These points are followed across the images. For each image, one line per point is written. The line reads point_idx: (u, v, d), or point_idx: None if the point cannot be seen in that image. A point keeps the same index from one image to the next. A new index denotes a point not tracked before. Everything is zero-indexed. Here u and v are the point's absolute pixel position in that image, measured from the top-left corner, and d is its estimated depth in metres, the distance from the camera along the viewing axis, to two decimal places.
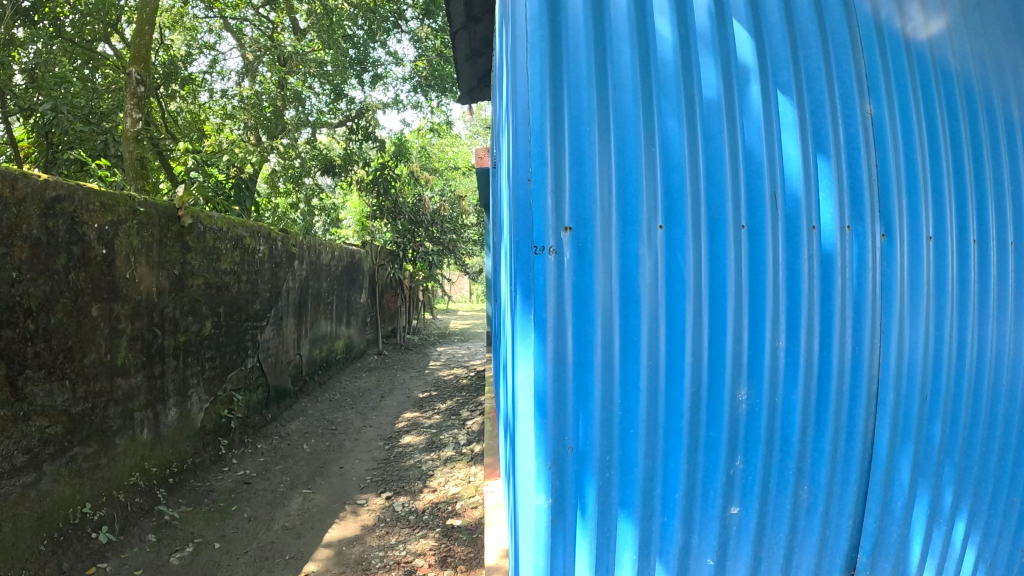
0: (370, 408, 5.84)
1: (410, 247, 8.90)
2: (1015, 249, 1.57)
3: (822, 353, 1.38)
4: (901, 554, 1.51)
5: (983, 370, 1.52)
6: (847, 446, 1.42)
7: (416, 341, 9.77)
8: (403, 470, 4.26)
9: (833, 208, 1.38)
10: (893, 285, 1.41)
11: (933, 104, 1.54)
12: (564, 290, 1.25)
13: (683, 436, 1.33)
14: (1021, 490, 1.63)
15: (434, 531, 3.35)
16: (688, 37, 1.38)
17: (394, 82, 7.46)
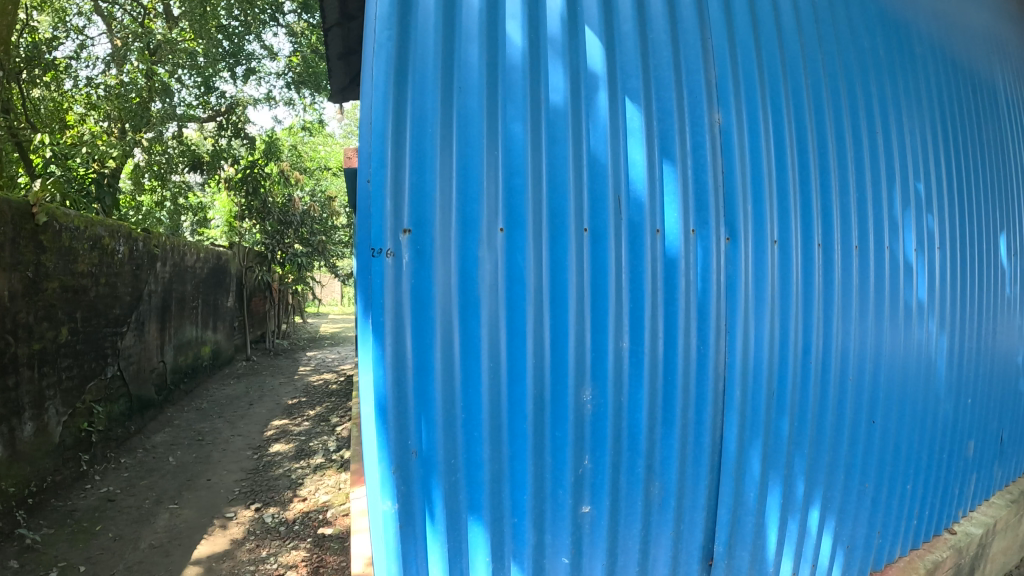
0: (238, 416, 5.60)
1: (279, 248, 8.79)
2: (858, 253, 1.78)
3: (666, 354, 1.44)
4: (757, 542, 1.61)
5: (831, 366, 1.71)
6: (696, 442, 1.50)
7: (284, 346, 9.44)
8: (273, 480, 4.12)
9: (678, 213, 1.45)
10: (737, 286, 1.51)
11: (783, 117, 1.65)
12: (403, 294, 1.25)
13: (528, 438, 1.33)
14: (871, 476, 1.87)
15: (305, 541, 3.26)
16: (539, 42, 1.40)
17: (267, 77, 7.19)
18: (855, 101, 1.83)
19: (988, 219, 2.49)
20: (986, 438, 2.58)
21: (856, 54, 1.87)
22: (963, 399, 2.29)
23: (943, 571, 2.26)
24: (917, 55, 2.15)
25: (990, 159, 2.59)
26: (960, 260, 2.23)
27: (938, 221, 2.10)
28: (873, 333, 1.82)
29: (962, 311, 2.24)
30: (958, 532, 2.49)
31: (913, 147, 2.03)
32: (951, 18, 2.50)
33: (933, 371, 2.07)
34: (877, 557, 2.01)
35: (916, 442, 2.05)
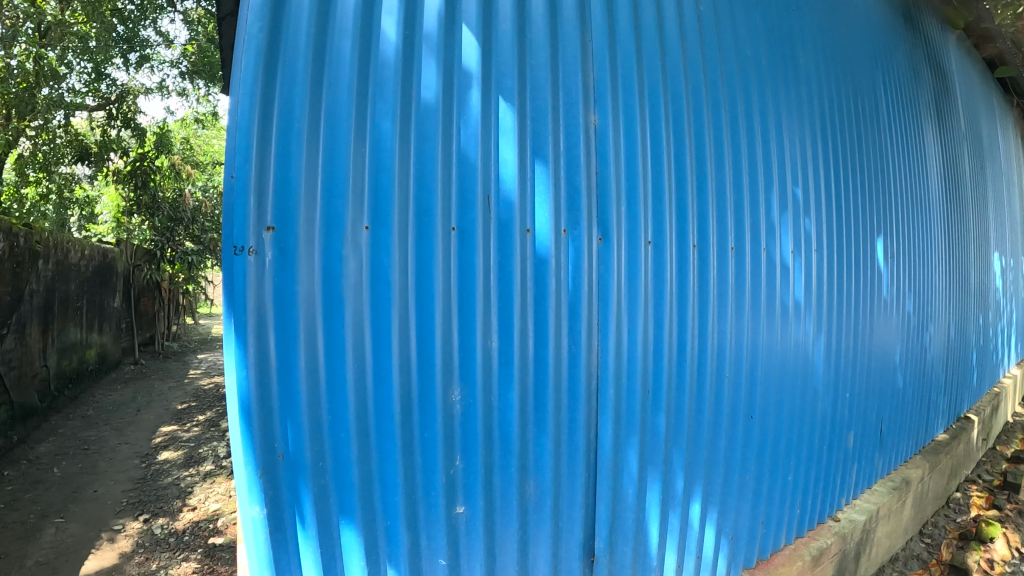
0: (126, 423, 5.30)
1: (169, 246, 8.29)
2: (735, 254, 1.82)
3: (537, 354, 1.44)
4: (640, 536, 1.64)
5: (707, 363, 1.74)
6: (570, 441, 1.50)
7: (174, 348, 9.01)
8: (161, 489, 3.91)
9: (549, 212, 1.44)
10: (610, 285, 1.52)
11: (660, 119, 1.64)
12: (265, 294, 1.23)
13: (397, 437, 1.32)
14: (751, 469, 1.92)
15: (196, 552, 3.10)
16: (414, 39, 1.37)
17: (160, 65, 6.85)
18: (736, 107, 1.85)
19: (865, 220, 2.61)
20: (866, 429, 2.70)
21: (739, 61, 1.90)
22: (841, 394, 2.39)
23: (828, 557, 2.36)
24: (800, 64, 2.22)
25: (868, 165, 2.71)
26: (837, 260, 2.32)
27: (816, 225, 2.19)
28: (749, 330, 1.86)
29: (839, 309, 2.34)
30: (841, 518, 2.60)
31: (793, 154, 2.09)
32: (832, 28, 2.61)
33: (811, 366, 2.15)
34: (762, 547, 2.09)
35: (796, 435, 2.13)
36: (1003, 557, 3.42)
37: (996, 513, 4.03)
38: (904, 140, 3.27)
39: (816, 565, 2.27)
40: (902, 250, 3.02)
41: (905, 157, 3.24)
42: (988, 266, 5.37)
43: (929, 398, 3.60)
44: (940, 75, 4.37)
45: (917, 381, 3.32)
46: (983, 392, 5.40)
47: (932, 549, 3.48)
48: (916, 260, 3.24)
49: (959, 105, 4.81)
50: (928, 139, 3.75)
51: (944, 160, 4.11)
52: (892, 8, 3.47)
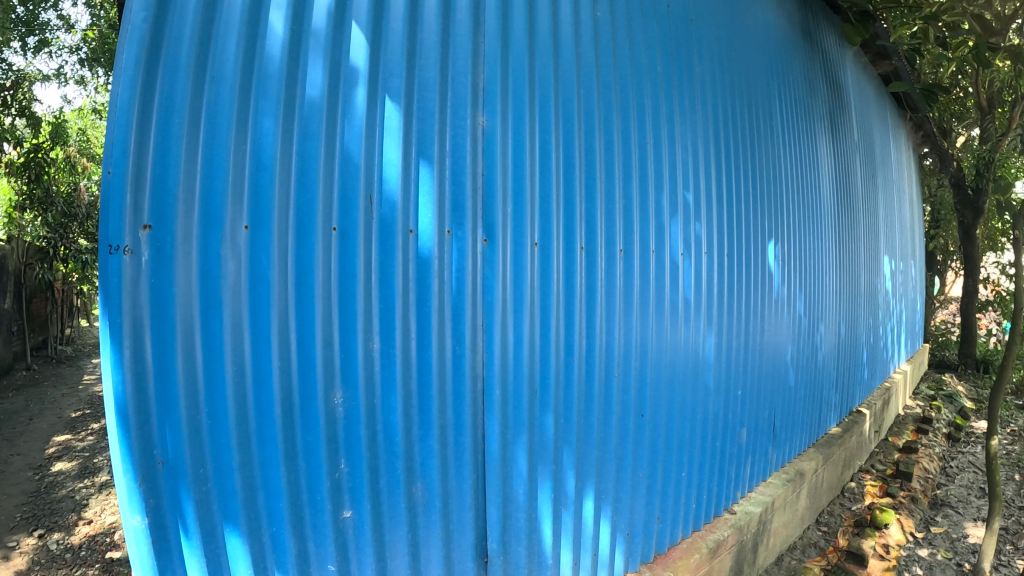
0: (15, 433, 4.97)
1: (63, 244, 7.65)
2: (624, 256, 1.86)
3: (420, 355, 1.45)
4: (532, 529, 1.67)
5: (595, 363, 1.77)
6: (456, 443, 1.52)
7: (67, 353, 8.50)
8: (55, 503, 3.69)
9: (431, 213, 1.44)
10: (494, 284, 1.53)
11: (550, 120, 1.66)
12: (141, 295, 1.23)
13: (277, 441, 1.34)
14: (643, 466, 1.98)
15: (93, 567, 2.95)
16: (301, 36, 1.36)
17: (59, 51, 6.47)
18: (628, 115, 1.89)
19: (757, 227, 2.72)
20: (758, 425, 2.81)
21: (633, 67, 1.94)
22: (732, 392, 2.48)
23: (725, 548, 2.44)
24: (695, 72, 2.29)
25: (760, 172, 2.82)
26: (727, 262, 2.41)
27: (706, 228, 2.26)
28: (638, 328, 1.91)
29: (730, 309, 2.43)
30: (738, 511, 2.70)
31: (684, 159, 2.15)
32: (730, 39, 2.71)
33: (700, 364, 2.23)
34: (659, 541, 2.16)
35: (687, 431, 2.21)
36: (897, 542, 3.61)
37: (888, 500, 4.24)
38: (796, 148, 3.42)
39: (713, 556, 2.35)
40: (793, 253, 3.16)
41: (797, 164, 3.38)
42: (877, 268, 5.68)
43: (820, 394, 3.77)
44: (835, 87, 4.58)
45: (809, 379, 3.49)
46: (875, 387, 5.72)
47: (829, 537, 3.65)
48: (807, 263, 3.39)
49: (853, 116, 5.06)
50: (820, 147, 3.93)
51: (835, 168, 4.31)
52: (788, 21, 3.62)
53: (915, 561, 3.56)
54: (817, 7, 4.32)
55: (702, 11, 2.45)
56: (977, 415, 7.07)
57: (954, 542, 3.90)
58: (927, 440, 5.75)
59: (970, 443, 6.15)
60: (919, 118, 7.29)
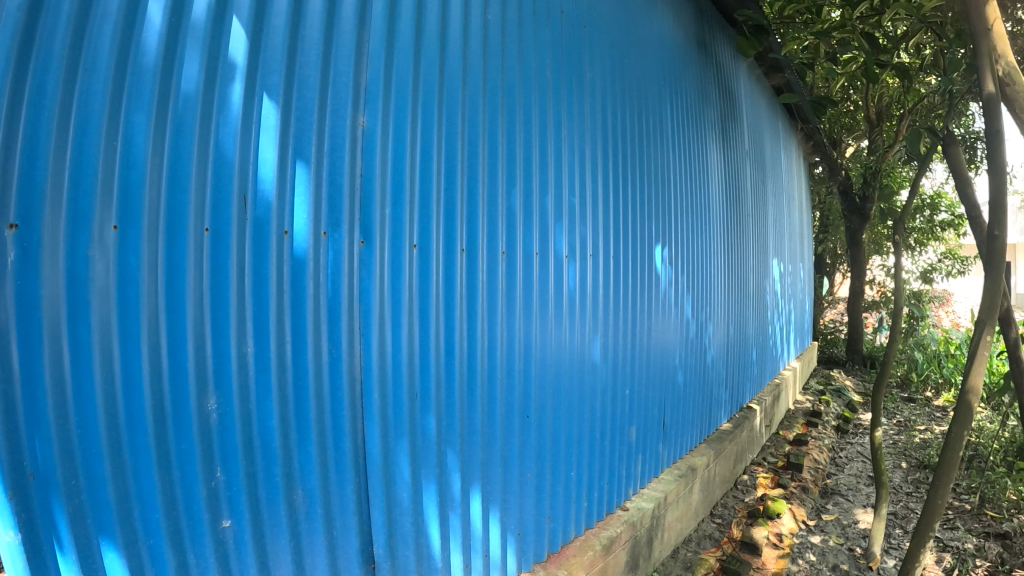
0: None
1: None
2: (506, 258, 1.93)
3: (295, 356, 1.44)
4: (418, 519, 1.72)
5: (477, 365, 1.84)
6: (336, 448, 1.54)
7: None
8: None
9: (307, 213, 1.45)
10: (371, 288, 1.57)
11: (432, 126, 1.71)
12: (4, 297, 1.11)
13: (152, 451, 1.26)
14: (529, 467, 2.06)
15: None
16: (179, 26, 1.29)
17: None
18: (513, 116, 1.95)
19: (645, 231, 2.82)
20: (647, 423, 2.91)
21: (521, 71, 2.00)
22: (620, 390, 2.57)
23: (618, 544, 2.50)
24: (586, 77, 2.35)
25: (650, 176, 2.92)
26: (614, 264, 2.50)
27: (592, 231, 2.35)
28: (521, 328, 2.00)
29: (617, 309, 2.52)
30: (630, 507, 2.77)
31: (572, 163, 2.23)
32: (625, 49, 2.79)
33: (585, 363, 2.32)
34: (552, 540, 2.22)
35: (575, 430, 2.29)
36: (790, 530, 3.85)
37: (780, 490, 4.49)
38: (686, 156, 3.56)
39: (607, 554, 2.40)
40: (681, 257, 3.29)
41: (687, 171, 3.52)
42: (766, 270, 5.97)
43: (710, 392, 3.93)
44: (727, 95, 4.78)
45: (698, 378, 3.63)
46: (766, 382, 6.01)
47: (723, 529, 3.77)
48: (696, 267, 3.54)
49: (744, 124, 5.29)
50: (710, 153, 4.09)
51: (726, 173, 4.50)
52: (683, 29, 3.74)
53: (808, 548, 3.74)
54: (712, 18, 4.49)
55: (597, 17, 2.52)
56: (862, 407, 7.53)
57: (846, 528, 4.14)
58: (817, 432, 6.08)
59: (854, 434, 6.54)
60: (809, 129, 7.70)
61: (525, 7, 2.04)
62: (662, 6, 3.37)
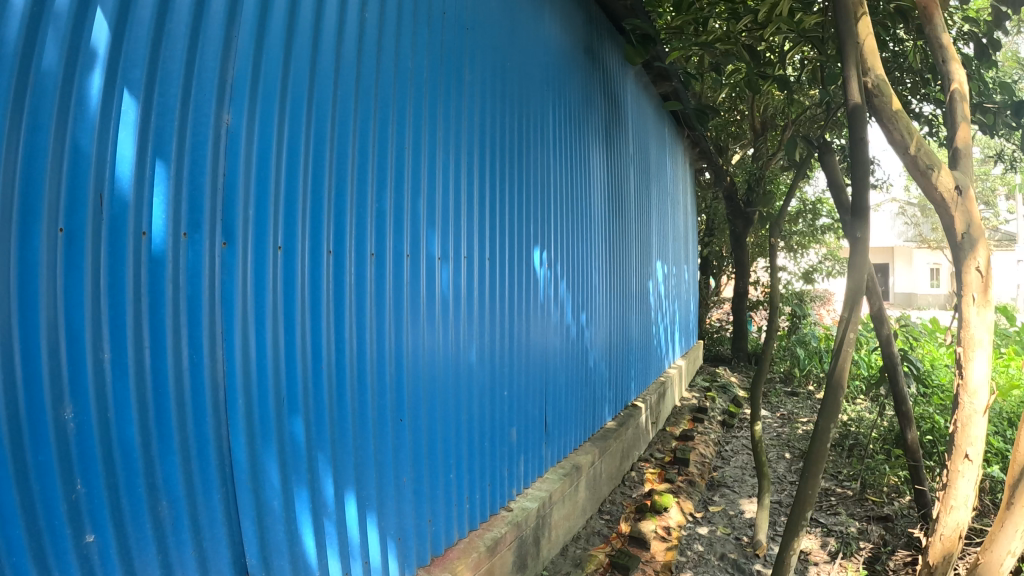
0: None
1: None
2: (376, 260, 1.98)
3: (154, 362, 1.39)
4: (291, 525, 1.71)
5: (346, 368, 1.86)
6: (200, 455, 1.50)
7: None
8: None
9: (166, 213, 1.41)
10: (233, 291, 1.55)
11: (300, 128, 1.72)
12: None
13: (9, 464, 1.17)
14: (405, 471, 2.10)
15: None
16: (39, 12, 1.22)
17: None
18: (386, 118, 2.03)
19: (522, 235, 2.94)
20: (528, 423, 3.01)
21: (396, 74, 2.07)
22: (497, 391, 2.67)
23: (503, 545, 2.55)
24: (465, 81, 2.47)
25: (529, 180, 3.05)
26: (489, 266, 2.63)
27: (466, 234, 2.47)
28: (392, 329, 2.05)
29: (492, 310, 2.64)
30: (515, 507, 2.83)
31: (446, 164, 2.35)
32: (512, 55, 2.90)
33: (461, 363, 2.41)
34: (436, 543, 2.26)
35: (452, 434, 2.36)
36: (677, 522, 4.02)
37: (667, 485, 4.72)
38: (571, 163, 3.70)
39: (491, 554, 2.44)
40: (561, 260, 3.43)
41: (570, 178, 3.66)
42: (649, 272, 6.20)
43: (593, 391, 4.07)
44: (613, 101, 4.95)
45: (581, 378, 3.76)
46: (651, 381, 6.25)
47: (612, 525, 3.89)
48: (577, 271, 3.68)
49: (629, 130, 5.48)
50: (593, 159, 4.24)
51: (609, 178, 4.68)
52: (572, 35, 3.88)
53: (696, 539, 3.92)
54: (600, 25, 4.65)
55: (481, 20, 2.61)
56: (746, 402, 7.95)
57: (732, 518, 4.37)
58: (703, 428, 6.37)
59: (738, 428, 6.89)
60: (695, 136, 8.05)
61: (405, 7, 2.12)
62: (550, 12, 3.49)
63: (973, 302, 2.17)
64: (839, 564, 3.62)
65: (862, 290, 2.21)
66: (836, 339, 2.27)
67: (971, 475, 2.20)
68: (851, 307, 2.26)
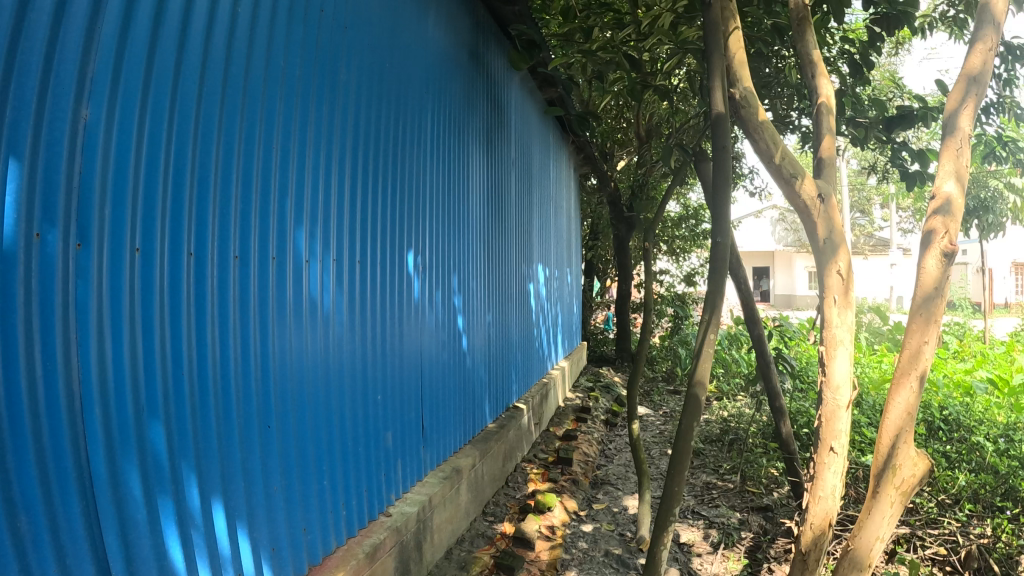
0: None
1: None
2: (239, 262, 1.99)
3: (6, 368, 1.34)
4: (157, 540, 1.67)
5: (208, 371, 1.85)
6: (58, 466, 1.44)
7: None
8: None
9: (16, 212, 1.35)
10: (87, 295, 1.50)
11: (162, 127, 1.70)
12: None
13: None
14: (275, 479, 2.09)
15: None
16: None
17: None
18: (253, 118, 2.04)
19: (394, 239, 3.00)
20: (405, 426, 3.06)
21: (266, 74, 2.09)
22: (370, 393, 2.71)
23: (383, 551, 2.57)
24: (340, 80, 2.53)
25: (404, 184, 3.11)
26: (359, 269, 2.68)
27: (335, 236, 2.51)
28: (257, 332, 2.06)
29: (362, 313, 2.69)
30: (394, 513, 2.85)
31: (316, 165, 2.38)
32: (392, 59, 2.98)
33: (332, 365, 2.44)
34: (312, 552, 2.27)
35: (325, 440, 2.38)
36: (561, 521, 4.19)
37: (550, 484, 4.87)
38: (450, 168, 3.80)
39: (371, 561, 2.47)
40: (437, 263, 3.51)
41: (449, 182, 3.75)
42: (531, 275, 6.36)
43: (473, 393, 4.16)
44: (497, 106, 5.07)
45: (459, 380, 3.84)
46: (534, 383, 6.42)
47: (496, 526, 3.97)
48: (453, 274, 3.77)
49: (512, 135, 5.61)
50: (474, 163, 4.33)
51: (489, 182, 4.79)
52: (457, 37, 3.96)
53: (580, 537, 4.09)
54: (486, 28, 4.76)
55: (358, 20, 2.66)
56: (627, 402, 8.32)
57: (616, 515, 4.56)
58: (586, 427, 6.59)
59: (620, 427, 7.18)
60: (580, 142, 8.28)
61: (277, 7, 2.15)
62: (435, 14, 3.56)
63: (834, 305, 2.27)
64: (721, 555, 3.87)
65: (719, 296, 2.40)
66: (696, 341, 2.46)
67: (837, 468, 2.26)
68: (711, 310, 2.43)
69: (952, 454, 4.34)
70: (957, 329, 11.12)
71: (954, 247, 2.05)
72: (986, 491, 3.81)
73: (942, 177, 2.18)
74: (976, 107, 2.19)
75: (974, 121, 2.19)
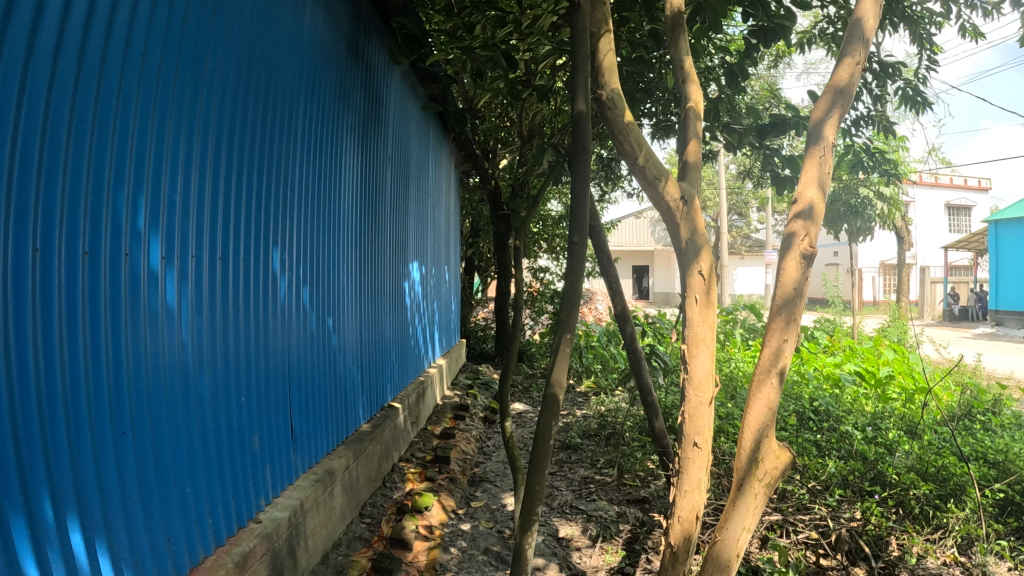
0: None
1: None
2: (90, 260, 1.89)
3: None
4: (10, 556, 1.58)
5: (57, 373, 1.76)
6: None
7: None
8: None
9: None
10: None
11: (8, 116, 1.61)
12: None
13: None
14: (133, 487, 2.01)
15: None
16: None
17: None
18: (108, 106, 1.94)
19: (258, 237, 2.93)
20: (272, 429, 3.00)
21: (125, 61, 2.01)
22: (233, 396, 2.64)
23: (253, 559, 2.53)
24: (205, 68, 2.45)
25: (271, 180, 3.05)
26: (220, 267, 2.60)
27: (194, 234, 2.43)
28: (109, 334, 1.96)
29: (223, 314, 2.61)
30: (264, 519, 2.79)
31: (174, 159, 2.30)
32: (261, 49, 2.91)
33: (190, 368, 2.36)
34: (177, 562, 2.20)
35: (184, 446, 2.30)
36: (438, 521, 4.24)
37: (427, 484, 4.89)
38: (321, 164, 3.73)
39: (240, 570, 2.43)
40: (304, 260, 3.45)
41: (320, 178, 3.68)
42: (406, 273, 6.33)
43: (344, 393, 4.11)
44: (374, 100, 5.03)
45: (328, 380, 3.78)
46: (410, 380, 6.40)
47: (372, 528, 3.94)
48: (321, 274, 3.70)
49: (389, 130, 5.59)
50: (347, 159, 4.28)
51: (364, 177, 4.75)
52: (334, 29, 3.92)
53: (459, 535, 4.16)
54: (367, 20, 4.73)
55: (227, 8, 2.59)
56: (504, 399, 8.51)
57: (494, 512, 4.65)
58: (464, 425, 6.65)
59: (497, 425, 7.30)
60: (460, 139, 8.31)
61: None
62: (312, 7, 3.51)
63: (696, 305, 2.40)
64: (600, 547, 4.03)
65: (579, 294, 2.52)
66: (554, 341, 2.56)
67: (701, 462, 2.41)
68: (570, 309, 2.53)
69: (822, 443, 4.76)
70: (826, 326, 11.97)
71: (813, 249, 2.24)
72: (854, 476, 4.22)
73: (805, 182, 2.33)
74: (840, 117, 2.33)
75: (837, 130, 2.34)
